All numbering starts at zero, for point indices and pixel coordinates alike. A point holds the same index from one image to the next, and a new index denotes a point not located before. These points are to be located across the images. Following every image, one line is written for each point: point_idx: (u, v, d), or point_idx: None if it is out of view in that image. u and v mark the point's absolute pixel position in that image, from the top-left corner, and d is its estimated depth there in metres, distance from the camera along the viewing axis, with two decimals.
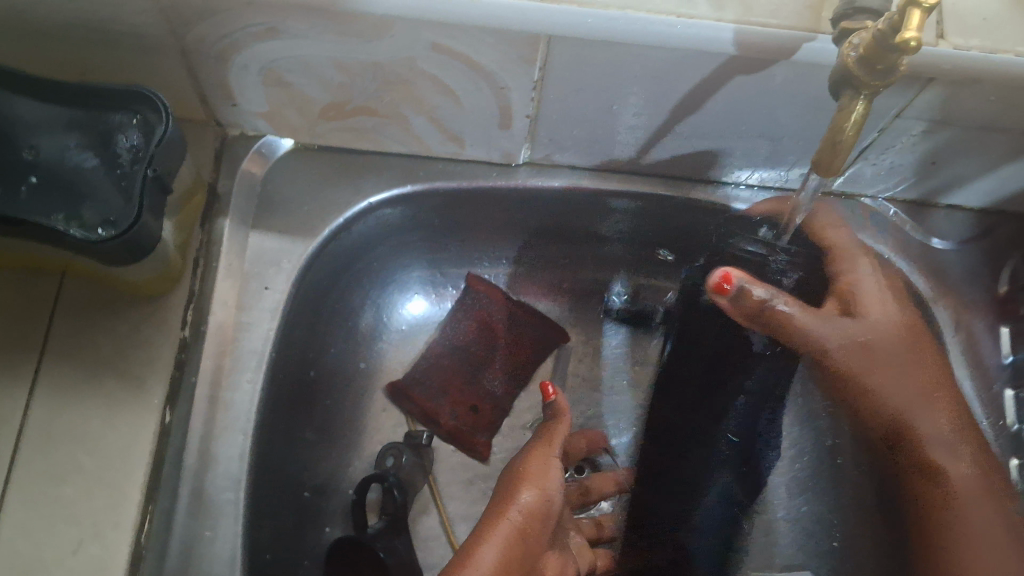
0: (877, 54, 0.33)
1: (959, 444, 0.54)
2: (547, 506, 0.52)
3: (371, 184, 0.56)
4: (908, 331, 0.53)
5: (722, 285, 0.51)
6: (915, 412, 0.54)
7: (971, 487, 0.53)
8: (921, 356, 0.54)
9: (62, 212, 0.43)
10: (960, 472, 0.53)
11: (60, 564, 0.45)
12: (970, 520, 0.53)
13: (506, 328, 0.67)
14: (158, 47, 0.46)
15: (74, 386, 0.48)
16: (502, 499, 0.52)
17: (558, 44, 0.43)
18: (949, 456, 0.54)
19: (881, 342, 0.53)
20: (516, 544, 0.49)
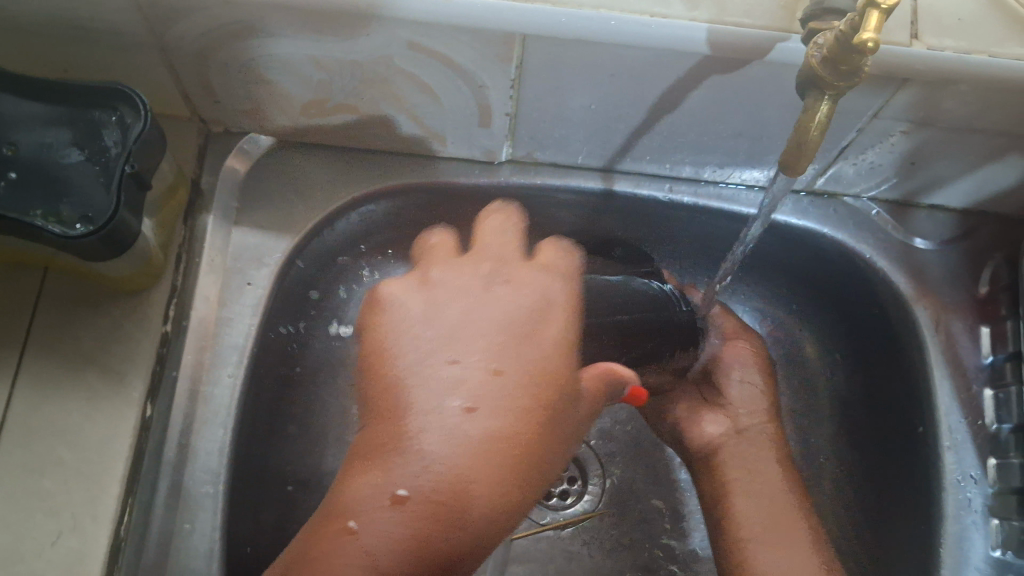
0: (841, 55, 0.33)
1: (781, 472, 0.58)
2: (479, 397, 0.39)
3: (354, 181, 0.56)
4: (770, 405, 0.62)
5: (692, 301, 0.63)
6: (742, 428, 0.61)
7: (777, 495, 0.56)
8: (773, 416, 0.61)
9: (40, 207, 0.43)
10: (760, 498, 0.56)
11: (39, 555, 0.45)
12: (784, 535, 0.53)
13: (576, 324, 0.43)
14: (139, 44, 0.46)
15: (55, 380, 0.49)
16: (406, 413, 0.38)
17: (532, 43, 0.43)
18: (759, 469, 0.58)
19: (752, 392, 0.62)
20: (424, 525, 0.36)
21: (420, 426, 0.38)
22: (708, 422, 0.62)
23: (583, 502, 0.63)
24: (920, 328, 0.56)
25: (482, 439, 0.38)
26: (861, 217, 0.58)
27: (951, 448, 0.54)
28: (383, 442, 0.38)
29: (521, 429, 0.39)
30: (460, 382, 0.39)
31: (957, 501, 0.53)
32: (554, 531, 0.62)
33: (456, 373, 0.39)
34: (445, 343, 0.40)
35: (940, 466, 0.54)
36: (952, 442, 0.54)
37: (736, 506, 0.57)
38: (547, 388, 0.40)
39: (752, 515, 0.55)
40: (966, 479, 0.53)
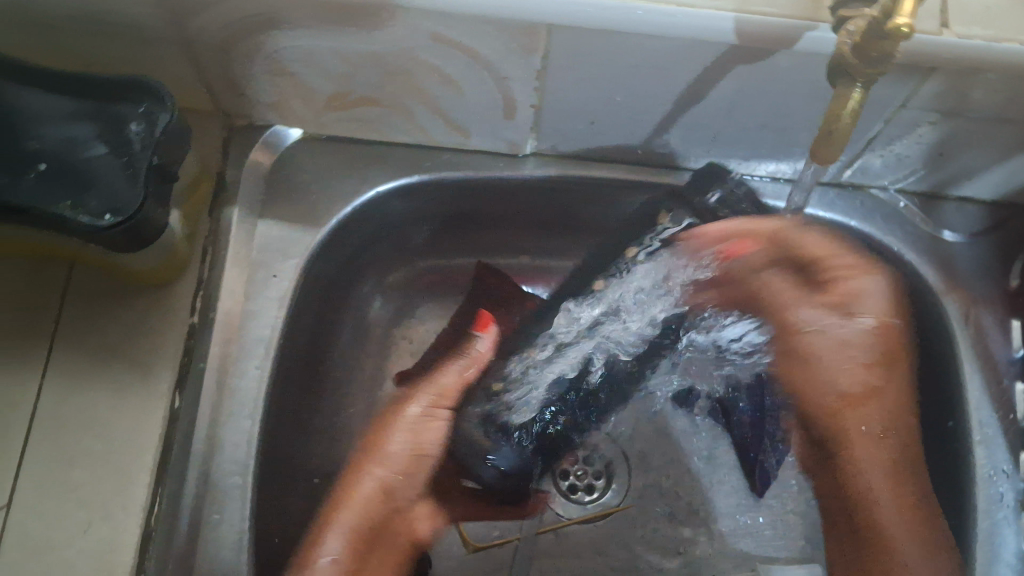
0: (872, 43, 0.33)
1: (895, 448, 0.57)
2: (421, 461, 0.57)
3: (379, 174, 0.56)
4: (882, 346, 0.56)
5: (737, 251, 0.54)
6: (891, 429, 0.57)
7: (885, 496, 0.57)
8: (886, 372, 0.57)
9: (67, 199, 0.43)
10: (873, 477, 0.58)
11: (71, 543, 0.46)
12: (888, 508, 0.57)
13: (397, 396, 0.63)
14: (163, 38, 0.46)
15: (83, 373, 0.49)
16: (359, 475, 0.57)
17: (556, 34, 0.43)
18: (869, 471, 0.58)
19: (859, 347, 0.57)
20: (365, 516, 0.55)
21: (386, 454, 0.57)
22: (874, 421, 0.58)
23: (611, 494, 0.63)
24: (949, 320, 0.56)
25: (402, 460, 0.57)
26: (888, 210, 0.57)
27: (982, 442, 0.54)
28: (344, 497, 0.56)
29: (410, 479, 0.57)
30: (401, 438, 0.58)
31: (989, 495, 0.53)
32: (578, 526, 0.62)
33: (403, 435, 0.58)
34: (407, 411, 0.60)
35: (970, 460, 0.54)
36: (982, 437, 0.54)
37: (867, 501, 0.58)
38: (439, 402, 0.59)
39: (903, 533, 0.55)
40: (997, 473, 0.54)
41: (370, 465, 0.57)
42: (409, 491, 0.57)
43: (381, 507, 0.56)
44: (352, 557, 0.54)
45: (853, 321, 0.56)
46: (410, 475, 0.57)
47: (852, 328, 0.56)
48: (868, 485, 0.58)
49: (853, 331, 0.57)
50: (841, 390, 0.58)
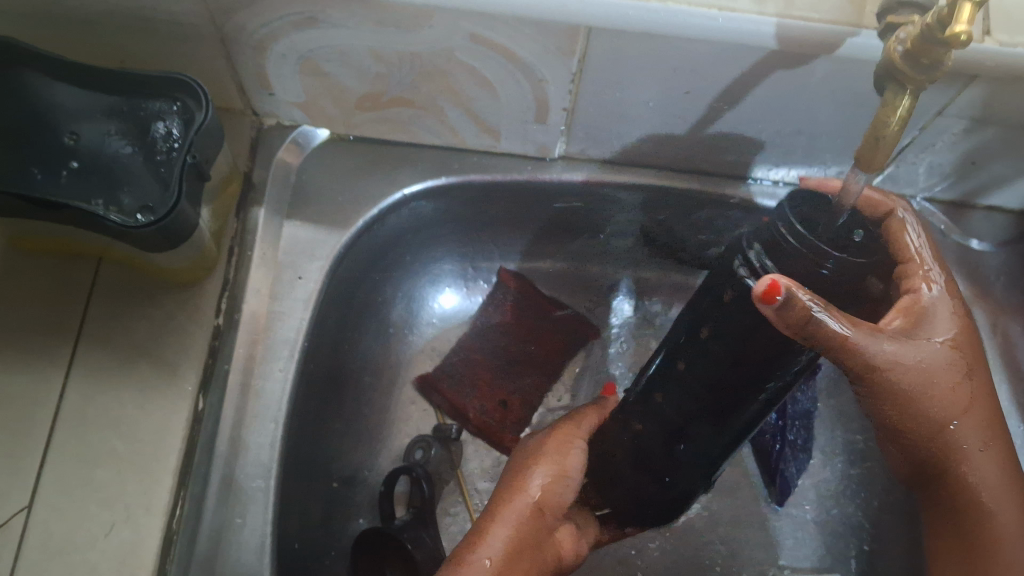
0: (923, 47, 0.33)
1: (997, 457, 0.50)
2: (563, 486, 0.48)
3: (407, 175, 0.56)
4: (959, 360, 0.47)
5: (773, 291, 0.36)
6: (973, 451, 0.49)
7: (1009, 516, 0.49)
8: (964, 378, 0.48)
9: (101, 197, 0.43)
10: (999, 509, 0.49)
11: (93, 546, 0.44)
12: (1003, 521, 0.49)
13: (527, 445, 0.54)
14: (199, 35, 0.46)
15: (108, 371, 0.48)
16: (506, 506, 0.47)
17: (596, 36, 0.43)
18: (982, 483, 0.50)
19: (945, 374, 0.46)
20: (526, 523, 0.46)
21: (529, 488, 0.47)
22: (962, 434, 0.49)
23: None
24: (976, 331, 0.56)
25: (557, 476, 0.48)
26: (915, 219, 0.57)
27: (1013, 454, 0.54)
28: (463, 557, 0.44)
29: (554, 502, 0.48)
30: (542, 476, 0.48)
31: None
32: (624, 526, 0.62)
33: (543, 472, 0.48)
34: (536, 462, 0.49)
35: None
36: None
37: (980, 533, 0.50)
38: (573, 440, 0.50)
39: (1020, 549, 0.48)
40: None
41: (536, 465, 0.49)
42: (555, 512, 0.48)
43: (534, 532, 0.46)
44: (507, 563, 0.44)
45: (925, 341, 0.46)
46: (556, 498, 0.48)
47: (932, 350, 0.46)
48: (972, 501, 0.50)
49: (934, 354, 0.46)
50: (928, 411, 0.47)
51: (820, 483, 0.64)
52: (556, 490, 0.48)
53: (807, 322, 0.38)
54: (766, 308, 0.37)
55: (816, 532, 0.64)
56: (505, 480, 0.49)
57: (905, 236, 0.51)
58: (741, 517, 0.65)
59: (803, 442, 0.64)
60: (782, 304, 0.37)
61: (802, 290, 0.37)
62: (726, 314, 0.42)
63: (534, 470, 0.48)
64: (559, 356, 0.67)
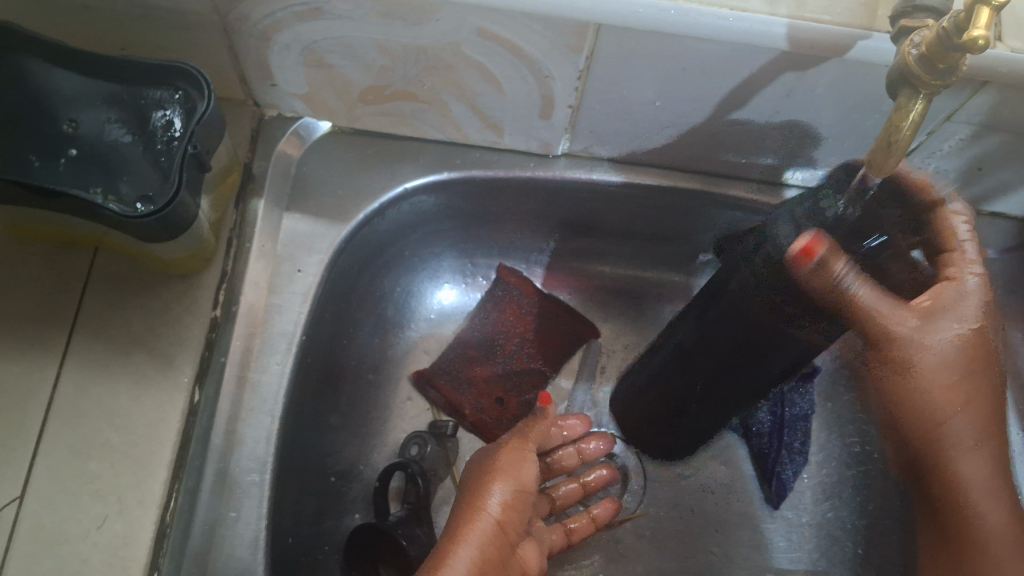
0: (941, 52, 0.33)
1: (994, 458, 0.49)
2: (523, 501, 0.49)
3: (409, 170, 0.56)
4: (970, 361, 0.47)
5: (808, 253, 0.43)
6: (975, 449, 0.49)
7: (994, 516, 0.49)
8: (976, 380, 0.48)
9: (100, 185, 0.42)
10: (989, 512, 0.49)
11: (85, 539, 0.44)
12: (992, 520, 0.49)
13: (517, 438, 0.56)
14: (202, 24, 0.45)
15: (104, 362, 0.47)
16: (466, 524, 0.47)
17: (606, 33, 0.42)
18: (978, 486, 0.49)
19: (949, 368, 0.47)
20: (489, 540, 0.46)
21: (490, 507, 0.48)
22: (963, 430, 0.49)
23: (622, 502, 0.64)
24: None
25: (514, 496, 0.49)
26: None
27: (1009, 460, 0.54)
28: None
29: (513, 521, 0.48)
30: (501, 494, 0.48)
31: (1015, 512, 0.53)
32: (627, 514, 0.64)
33: (503, 489, 0.49)
34: (494, 478, 0.49)
35: None
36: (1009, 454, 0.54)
37: (972, 529, 0.49)
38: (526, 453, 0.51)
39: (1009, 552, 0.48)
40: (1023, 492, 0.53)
41: (494, 481, 0.49)
42: (517, 527, 0.48)
43: (500, 550, 0.47)
44: None
45: (940, 335, 0.47)
46: (518, 511, 0.49)
47: (943, 345, 0.47)
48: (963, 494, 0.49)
49: (944, 349, 0.47)
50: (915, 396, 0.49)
51: (816, 486, 0.64)
52: (511, 509, 0.48)
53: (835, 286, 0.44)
54: (794, 260, 0.44)
55: (812, 535, 0.63)
56: (463, 499, 0.50)
57: (954, 221, 0.49)
58: (737, 518, 0.64)
59: (802, 446, 0.65)
60: (816, 265, 0.43)
61: (836, 258, 0.44)
62: (738, 301, 0.47)
63: (491, 492, 0.48)
64: (558, 350, 0.67)
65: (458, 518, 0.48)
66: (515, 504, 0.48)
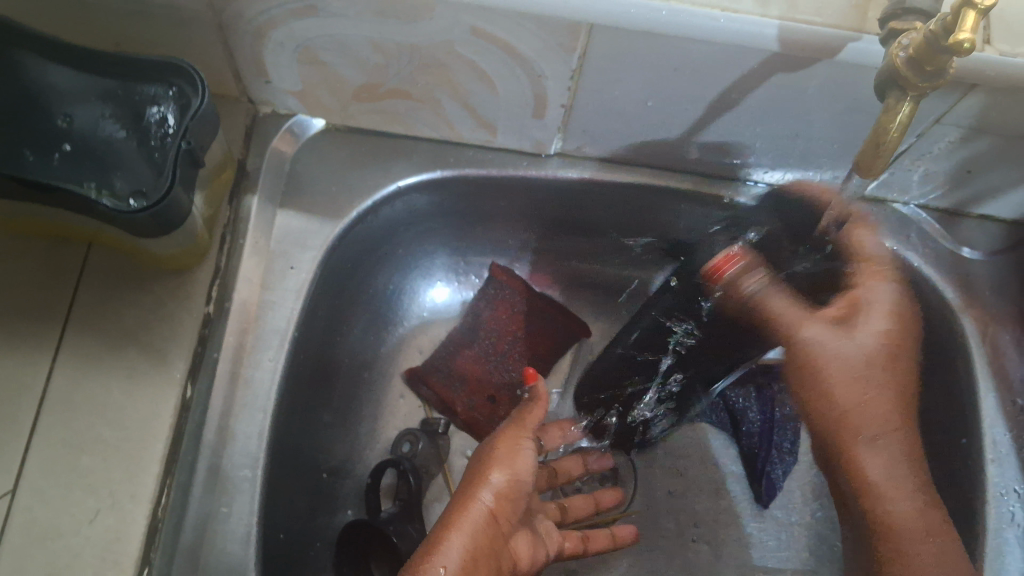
0: (929, 54, 0.33)
1: (894, 451, 0.51)
2: (517, 492, 0.49)
3: (402, 168, 0.56)
4: (870, 357, 0.50)
5: (720, 274, 0.49)
6: (880, 437, 0.51)
7: (906, 508, 0.51)
8: (876, 374, 0.50)
9: (93, 180, 0.43)
10: (899, 503, 0.51)
11: (77, 533, 0.44)
12: (899, 511, 0.50)
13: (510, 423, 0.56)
14: (197, 21, 0.46)
15: (97, 356, 0.48)
16: (457, 514, 0.47)
17: (598, 33, 0.43)
18: (889, 476, 0.51)
19: (863, 366, 0.50)
20: (482, 532, 0.46)
21: (485, 498, 0.48)
22: (863, 415, 0.51)
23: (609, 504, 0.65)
24: (966, 338, 0.55)
25: (509, 487, 0.49)
26: (908, 225, 0.58)
27: (994, 461, 0.53)
28: (421, 566, 0.44)
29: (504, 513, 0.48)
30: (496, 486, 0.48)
31: (1000, 514, 0.52)
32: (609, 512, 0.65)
33: (499, 479, 0.49)
34: (489, 467, 0.49)
35: (982, 478, 0.53)
36: (995, 455, 0.53)
37: (886, 523, 0.51)
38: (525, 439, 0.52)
39: (917, 547, 0.49)
40: (1009, 493, 0.52)
41: (490, 470, 0.49)
42: (507, 519, 0.49)
43: (493, 540, 0.47)
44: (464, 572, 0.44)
45: (855, 334, 0.50)
46: (509, 503, 0.49)
47: (858, 346, 0.50)
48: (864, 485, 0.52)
49: (857, 349, 0.50)
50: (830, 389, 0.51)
51: (806, 487, 0.64)
52: (503, 499, 0.48)
53: (746, 294, 0.49)
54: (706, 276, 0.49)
55: (802, 534, 0.64)
56: (460, 485, 0.50)
57: (863, 235, 0.53)
58: (727, 517, 0.65)
59: (792, 446, 0.64)
60: (727, 283, 0.49)
61: (747, 274, 0.48)
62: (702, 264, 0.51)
63: (486, 482, 0.48)
64: (547, 354, 0.66)
65: (453, 506, 0.48)
66: (508, 496, 0.49)
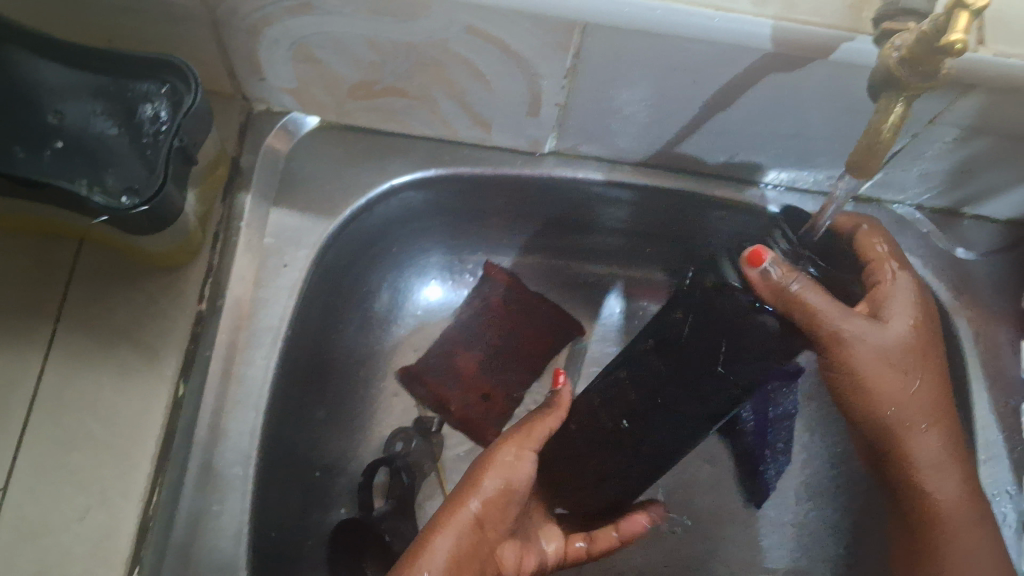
0: (923, 56, 0.33)
1: (944, 437, 0.51)
2: (509, 500, 0.49)
3: (397, 165, 0.56)
4: (913, 352, 0.50)
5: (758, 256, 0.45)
6: (924, 424, 0.51)
7: (950, 492, 0.51)
8: (921, 367, 0.50)
9: (85, 177, 0.43)
10: (948, 487, 0.51)
11: (68, 530, 0.44)
12: (947, 494, 0.51)
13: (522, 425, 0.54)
14: (190, 17, 0.45)
15: (89, 353, 0.48)
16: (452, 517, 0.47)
17: (593, 32, 0.42)
18: (934, 462, 0.51)
19: (898, 356, 0.49)
20: (467, 538, 0.46)
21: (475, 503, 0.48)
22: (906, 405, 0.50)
23: None
24: (961, 338, 0.55)
25: (504, 490, 0.49)
26: (905, 224, 0.58)
27: (987, 461, 0.54)
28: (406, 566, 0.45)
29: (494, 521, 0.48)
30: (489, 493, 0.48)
31: (992, 514, 0.53)
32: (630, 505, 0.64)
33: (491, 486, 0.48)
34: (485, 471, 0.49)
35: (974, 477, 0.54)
36: (988, 455, 0.54)
37: (933, 509, 0.52)
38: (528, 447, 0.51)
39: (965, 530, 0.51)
40: (1001, 493, 0.53)
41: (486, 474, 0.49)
42: (496, 526, 0.48)
43: (478, 546, 0.47)
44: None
45: (892, 325, 0.49)
46: (501, 509, 0.48)
47: (895, 333, 0.49)
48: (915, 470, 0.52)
49: (892, 339, 0.49)
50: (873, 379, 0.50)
51: (799, 486, 0.65)
52: (494, 506, 0.48)
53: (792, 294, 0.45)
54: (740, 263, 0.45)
55: (795, 534, 0.64)
56: (463, 485, 0.50)
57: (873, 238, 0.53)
58: (721, 517, 0.65)
59: (786, 445, 0.64)
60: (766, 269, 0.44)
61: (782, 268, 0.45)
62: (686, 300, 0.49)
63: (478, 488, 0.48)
64: (546, 352, 0.67)
65: (448, 505, 0.48)
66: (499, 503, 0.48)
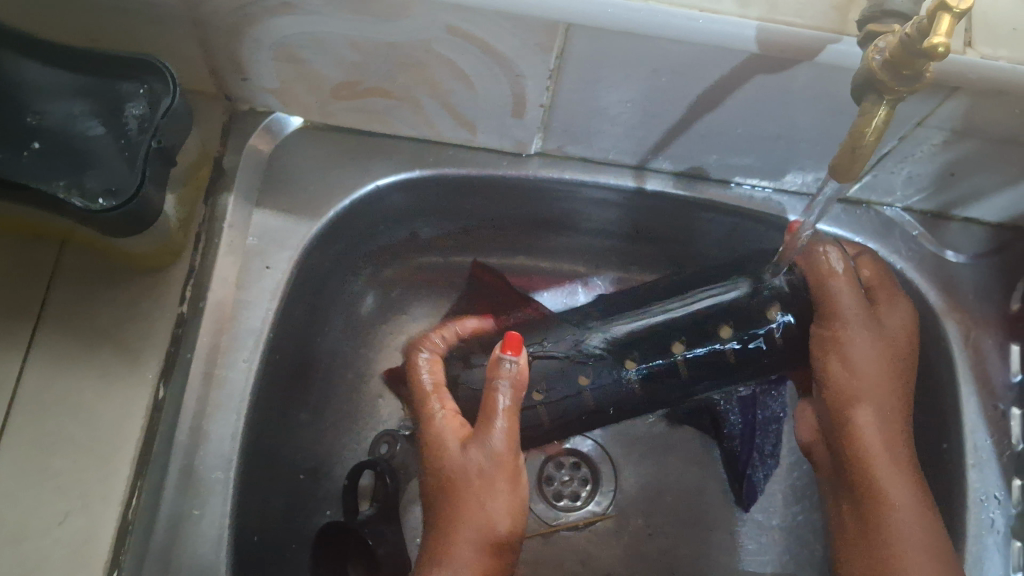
0: (905, 59, 0.32)
1: (903, 446, 0.51)
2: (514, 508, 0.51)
3: (381, 166, 0.56)
4: (892, 349, 0.52)
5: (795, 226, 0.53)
6: (884, 418, 0.51)
7: (906, 495, 0.49)
8: (894, 368, 0.52)
9: (64, 180, 0.42)
10: (902, 490, 0.49)
11: (47, 534, 0.43)
12: (899, 494, 0.49)
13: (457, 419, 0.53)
14: (171, 16, 0.45)
15: (69, 356, 0.47)
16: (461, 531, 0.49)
17: (576, 33, 0.42)
18: (888, 458, 0.50)
19: (887, 348, 0.51)
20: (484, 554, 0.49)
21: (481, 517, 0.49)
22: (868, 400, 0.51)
23: (591, 505, 0.64)
24: (948, 342, 0.55)
25: (511, 494, 0.50)
26: (893, 227, 0.57)
27: (975, 465, 0.53)
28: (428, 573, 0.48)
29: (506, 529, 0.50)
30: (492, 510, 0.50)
31: (980, 519, 0.52)
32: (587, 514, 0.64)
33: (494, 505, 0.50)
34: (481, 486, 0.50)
35: (963, 483, 0.53)
36: (976, 460, 0.53)
37: (880, 509, 0.49)
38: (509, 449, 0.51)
39: (912, 530, 0.48)
40: (989, 498, 0.52)
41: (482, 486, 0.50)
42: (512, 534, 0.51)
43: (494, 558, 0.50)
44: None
45: (885, 321, 0.52)
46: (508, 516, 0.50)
47: (889, 328, 0.52)
48: (868, 462, 0.50)
49: (885, 332, 0.52)
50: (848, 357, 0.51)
51: (787, 490, 0.64)
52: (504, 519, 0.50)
53: (822, 258, 0.52)
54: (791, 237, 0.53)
55: (782, 538, 0.63)
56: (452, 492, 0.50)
57: (869, 258, 0.54)
58: (710, 521, 0.64)
59: (774, 449, 0.65)
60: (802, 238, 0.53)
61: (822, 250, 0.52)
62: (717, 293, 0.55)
63: (482, 508, 0.50)
64: None
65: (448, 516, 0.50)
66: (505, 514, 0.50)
